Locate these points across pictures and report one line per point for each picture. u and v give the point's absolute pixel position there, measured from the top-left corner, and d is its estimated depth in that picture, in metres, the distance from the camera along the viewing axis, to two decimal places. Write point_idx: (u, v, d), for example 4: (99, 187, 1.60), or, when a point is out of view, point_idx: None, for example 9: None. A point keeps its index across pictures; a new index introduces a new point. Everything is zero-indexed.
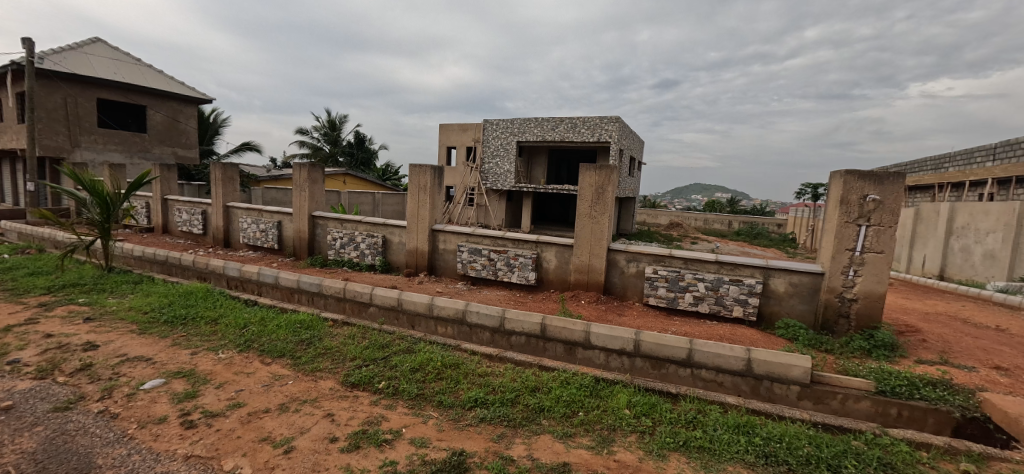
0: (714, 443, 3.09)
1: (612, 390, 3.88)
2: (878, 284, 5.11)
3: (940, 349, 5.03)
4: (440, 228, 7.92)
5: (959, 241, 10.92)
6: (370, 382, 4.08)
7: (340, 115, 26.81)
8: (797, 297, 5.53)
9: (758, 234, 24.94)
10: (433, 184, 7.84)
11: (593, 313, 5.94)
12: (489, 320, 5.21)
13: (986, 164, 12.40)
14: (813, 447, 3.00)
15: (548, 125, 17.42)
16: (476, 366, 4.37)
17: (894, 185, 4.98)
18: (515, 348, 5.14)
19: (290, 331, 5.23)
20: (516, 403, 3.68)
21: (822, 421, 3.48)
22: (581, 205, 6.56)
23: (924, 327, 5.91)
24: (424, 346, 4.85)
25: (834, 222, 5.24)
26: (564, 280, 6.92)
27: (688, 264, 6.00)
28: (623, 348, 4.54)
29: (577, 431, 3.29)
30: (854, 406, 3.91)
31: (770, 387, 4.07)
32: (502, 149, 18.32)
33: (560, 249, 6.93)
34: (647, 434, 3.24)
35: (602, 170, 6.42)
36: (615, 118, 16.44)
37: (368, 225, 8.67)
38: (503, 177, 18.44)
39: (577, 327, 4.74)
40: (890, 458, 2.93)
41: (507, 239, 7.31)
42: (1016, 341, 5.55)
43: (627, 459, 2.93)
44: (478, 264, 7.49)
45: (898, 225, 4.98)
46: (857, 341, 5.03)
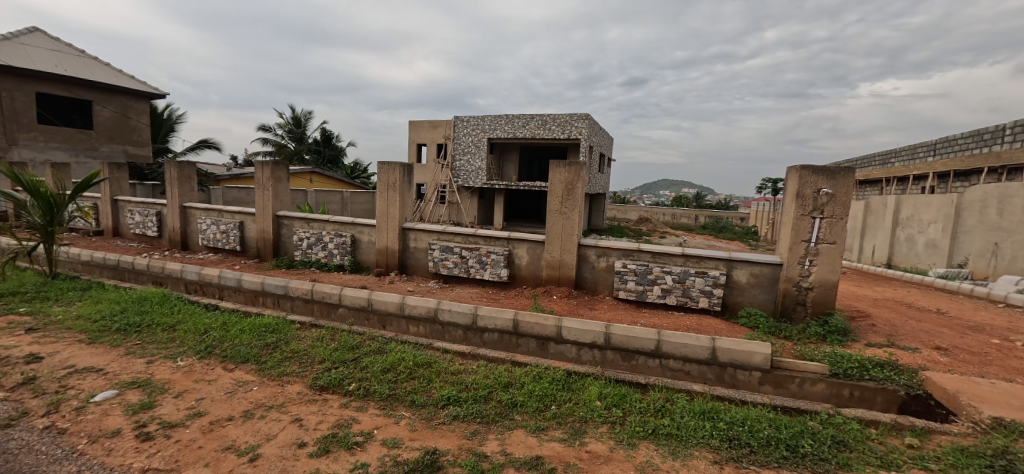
0: (682, 430, 3.18)
1: (584, 383, 3.95)
2: (832, 273, 5.38)
3: (887, 332, 5.37)
4: (410, 226, 7.80)
5: (905, 231, 11.65)
6: (340, 385, 3.99)
7: (305, 111, 26.01)
8: (758, 287, 5.76)
9: (723, 228, 25.86)
10: (402, 182, 7.72)
11: (565, 308, 6.02)
12: (461, 318, 5.20)
13: (927, 159, 13.29)
14: (773, 429, 3.15)
15: (518, 122, 17.42)
16: (449, 365, 4.34)
17: (845, 180, 5.25)
18: (488, 345, 5.14)
19: (255, 335, 5.04)
20: (489, 400, 3.68)
21: (782, 404, 3.64)
22: (551, 201, 6.60)
23: (873, 312, 6.29)
24: (396, 346, 4.78)
25: (791, 215, 5.49)
26: (536, 276, 6.96)
27: (656, 257, 6.15)
28: (594, 341, 4.63)
29: (550, 425, 3.32)
30: (810, 389, 4.12)
31: (733, 373, 4.25)
32: (473, 146, 18.20)
33: (531, 246, 6.96)
34: (617, 425, 3.31)
35: (572, 166, 6.48)
36: (584, 115, 16.62)
37: (336, 224, 8.45)
38: (475, 174, 18.36)
39: (549, 322, 4.80)
40: (842, 436, 3.10)
41: (478, 236, 7.28)
42: (954, 323, 5.99)
43: (599, 450, 2.98)
44: (450, 262, 7.44)
45: (849, 217, 5.27)
46: (813, 328, 5.30)
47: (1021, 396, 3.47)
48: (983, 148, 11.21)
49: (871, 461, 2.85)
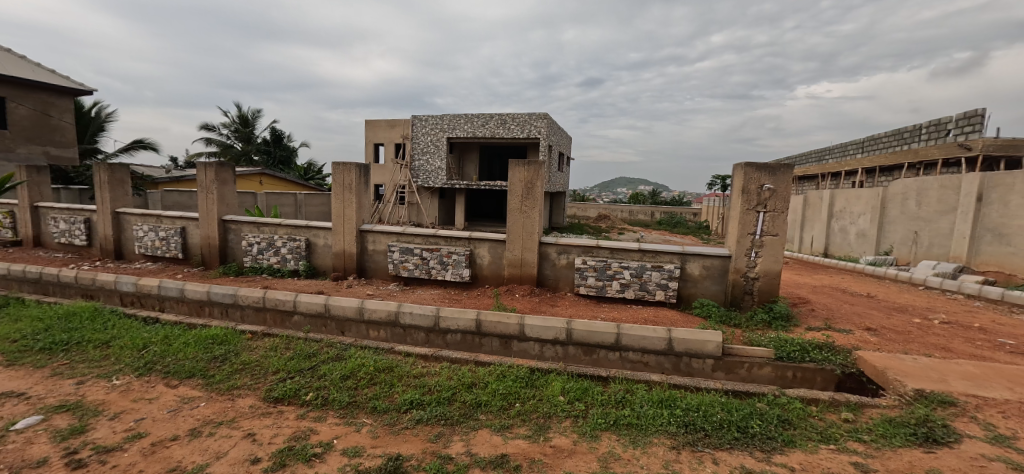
0: (641, 419, 3.29)
1: (547, 379, 3.99)
2: (775, 263, 5.73)
3: (824, 316, 5.79)
4: (368, 228, 7.60)
5: (839, 223, 12.59)
6: (296, 395, 3.83)
7: (252, 109, 24.73)
8: (710, 279, 6.04)
9: (678, 223, 26.95)
10: (358, 183, 7.50)
11: (527, 306, 6.07)
12: (423, 320, 5.13)
13: (857, 156, 14.43)
14: (725, 412, 3.31)
15: (478, 121, 17.33)
16: (411, 368, 4.27)
17: (784, 175, 5.59)
18: (451, 346, 5.11)
19: (201, 349, 4.74)
20: (452, 401, 3.65)
21: (733, 388, 3.83)
22: (511, 200, 6.63)
23: (813, 298, 6.77)
24: (356, 352, 4.65)
25: (737, 209, 5.79)
26: (498, 275, 6.96)
27: (614, 253, 6.32)
28: (556, 337, 4.71)
29: (514, 422, 3.34)
30: (758, 372, 4.38)
31: (689, 362, 4.44)
32: (432, 146, 17.94)
33: (492, 245, 6.96)
34: (580, 418, 3.38)
35: (531, 165, 6.53)
36: (543, 114, 16.78)
37: (288, 227, 8.09)
38: (435, 174, 18.13)
39: (512, 321, 4.83)
40: (786, 415, 3.31)
41: (439, 236, 7.19)
42: (882, 305, 6.54)
43: (562, 444, 3.03)
44: (410, 264, 7.30)
45: (788, 210, 5.62)
46: (760, 315, 5.63)
47: (938, 369, 3.84)
48: (904, 145, 12.28)
49: (812, 436, 3.05)
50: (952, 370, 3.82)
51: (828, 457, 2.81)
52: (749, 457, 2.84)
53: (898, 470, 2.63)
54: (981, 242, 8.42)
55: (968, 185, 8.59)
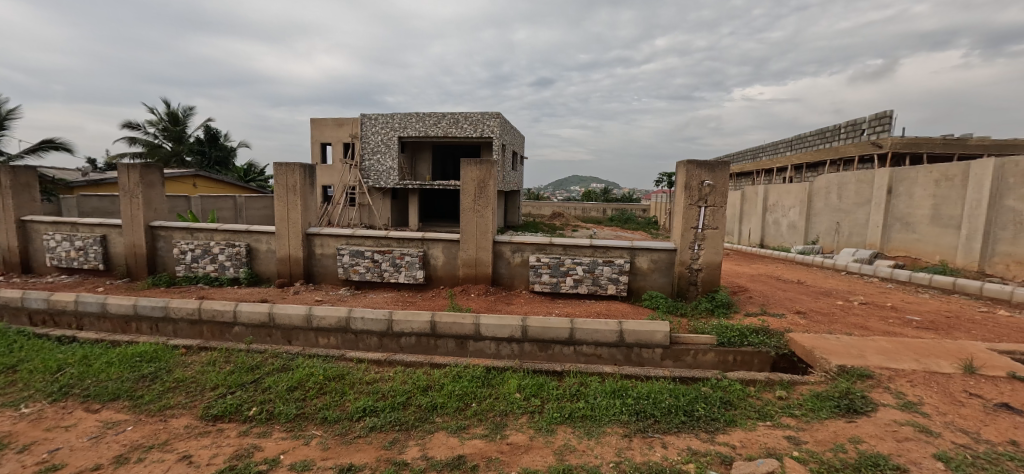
0: (595, 410, 3.38)
1: (503, 377, 4.00)
2: (716, 255, 6.07)
3: (761, 302, 6.21)
4: (315, 231, 7.27)
5: (772, 215, 13.55)
6: (238, 411, 3.60)
7: (183, 106, 22.97)
8: (657, 271, 6.30)
9: (628, 219, 27.91)
10: (303, 184, 7.16)
11: (483, 305, 6.06)
12: (375, 325, 5.00)
13: (786, 153, 15.59)
14: (673, 398, 3.47)
15: (429, 120, 17.05)
16: (363, 375, 4.13)
17: (723, 172, 5.92)
18: (406, 349, 5.02)
19: (127, 368, 4.34)
20: (407, 406, 3.57)
21: (680, 375, 4.02)
22: (464, 199, 6.58)
23: (751, 286, 7.24)
24: (303, 361, 4.43)
25: (681, 205, 6.06)
26: (453, 275, 6.89)
27: (567, 250, 6.44)
28: (512, 335, 4.75)
29: (471, 422, 3.32)
30: (703, 359, 4.62)
31: (639, 352, 4.61)
32: (383, 145, 17.44)
33: (446, 245, 6.87)
34: (536, 414, 3.41)
35: (483, 164, 6.50)
36: (495, 114, 16.78)
37: (226, 232, 7.58)
38: (386, 174, 17.65)
39: (467, 321, 4.81)
40: (728, 397, 3.52)
41: (390, 238, 7.02)
42: (810, 290, 7.11)
43: (519, 441, 3.04)
44: (361, 267, 7.07)
45: (727, 205, 5.96)
46: (703, 304, 5.94)
47: (857, 346, 4.22)
48: (827, 143, 13.39)
49: (751, 415, 3.26)
50: (869, 346, 4.21)
51: (765, 433, 3.02)
52: (695, 439, 2.98)
53: (825, 440, 2.86)
54: (892, 230, 9.34)
55: (880, 179, 9.50)
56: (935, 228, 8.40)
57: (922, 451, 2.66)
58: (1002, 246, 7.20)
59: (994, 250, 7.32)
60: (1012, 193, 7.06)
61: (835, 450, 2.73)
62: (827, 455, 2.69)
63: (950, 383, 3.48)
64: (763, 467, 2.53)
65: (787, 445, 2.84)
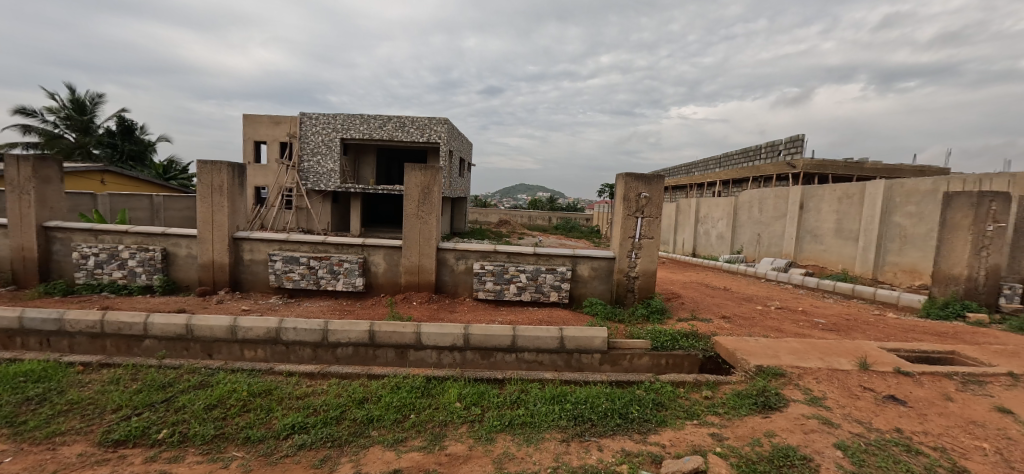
0: (535, 417, 3.41)
1: (443, 387, 3.93)
2: (652, 263, 6.39)
3: (691, 308, 6.62)
4: (243, 236, 6.77)
5: (703, 226, 14.53)
6: (145, 434, 3.24)
7: (92, 93, 20.63)
8: (597, 279, 6.51)
9: (573, 227, 28.67)
10: (231, 185, 6.66)
11: (425, 313, 5.94)
12: (309, 335, 4.74)
13: (715, 170, 16.83)
14: (609, 402, 3.59)
15: (374, 123, 16.54)
16: (293, 389, 3.89)
17: (658, 185, 6.26)
18: (343, 361, 4.80)
19: (7, 389, 3.77)
20: (341, 421, 3.40)
21: (616, 379, 4.16)
22: (408, 205, 6.43)
23: (683, 292, 7.69)
24: (225, 376, 4.09)
25: (620, 215, 6.32)
26: (394, 283, 6.70)
27: (511, 257, 6.49)
28: (454, 343, 4.71)
29: (409, 434, 3.23)
30: (638, 362, 4.83)
31: (579, 358, 4.75)
32: (323, 146, 16.66)
33: (388, 251, 6.67)
34: (476, 422, 3.38)
35: (427, 170, 6.39)
36: (443, 119, 16.62)
37: (139, 235, 6.86)
38: (326, 176, 16.87)
39: (407, 329, 4.70)
40: (661, 399, 3.69)
41: (328, 243, 6.70)
42: (735, 296, 7.68)
43: (458, 451, 3.00)
44: (296, 275, 6.68)
45: (661, 216, 6.31)
46: (640, 310, 6.23)
47: (772, 347, 4.61)
48: (750, 162, 14.62)
49: (680, 414, 3.45)
50: (782, 347, 4.61)
51: (692, 431, 3.20)
52: (629, 440, 3.10)
53: (744, 435, 3.09)
54: (803, 241, 10.34)
55: (794, 195, 10.52)
56: (838, 240, 9.39)
57: (824, 441, 2.94)
58: (891, 256, 8.19)
59: (885, 259, 8.29)
60: (899, 210, 8.07)
61: (752, 444, 2.95)
62: (745, 449, 2.90)
63: (848, 379, 3.90)
64: (689, 464, 2.68)
65: (711, 441, 3.03)
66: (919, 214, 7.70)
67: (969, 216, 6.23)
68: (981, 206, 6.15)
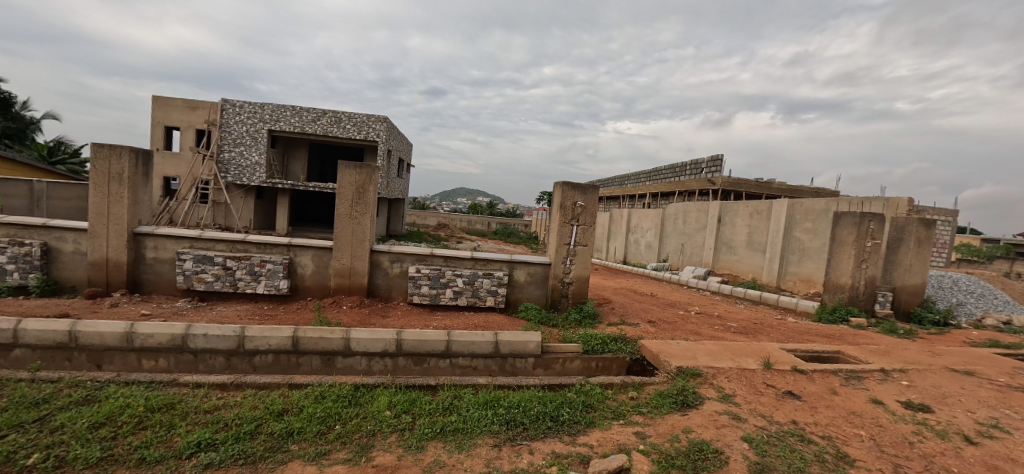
0: (467, 423, 3.38)
1: (372, 395, 3.77)
2: (585, 270, 6.61)
3: (621, 313, 6.94)
4: (145, 231, 6.06)
5: (634, 236, 15.35)
6: (8, 460, 2.76)
7: None
8: (533, 284, 6.61)
9: (511, 233, 28.95)
10: (133, 174, 5.95)
11: (355, 318, 5.67)
12: (222, 343, 4.35)
13: (646, 183, 17.91)
14: (541, 405, 3.65)
15: (307, 116, 15.61)
16: (201, 402, 3.53)
17: (593, 194, 6.51)
18: (261, 370, 4.45)
19: None
20: (256, 435, 3.14)
21: (548, 383, 4.24)
22: (340, 205, 6.13)
23: (614, 298, 8.04)
24: (118, 390, 3.62)
25: (557, 222, 6.48)
26: (322, 286, 6.33)
27: (448, 261, 6.41)
28: (386, 349, 4.56)
29: (333, 447, 3.05)
30: (570, 366, 4.98)
31: (513, 362, 4.82)
32: (247, 137, 15.41)
33: (316, 253, 6.30)
34: (406, 431, 3.28)
35: (363, 169, 6.13)
36: (383, 118, 16.10)
37: (11, 227, 5.90)
38: (249, 170, 15.62)
39: (335, 335, 4.48)
40: (590, 400, 3.83)
41: (249, 242, 6.20)
42: (660, 302, 8.18)
43: (386, 462, 2.88)
44: (209, 276, 6.10)
45: (595, 225, 6.56)
46: (573, 315, 6.42)
47: (691, 349, 4.96)
48: (676, 177, 15.72)
49: (608, 415, 3.59)
50: (700, 349, 4.97)
51: (618, 431, 3.34)
52: (559, 442, 3.17)
53: (664, 433, 3.27)
54: (720, 252, 11.27)
55: (713, 210, 11.46)
56: (749, 252, 10.35)
57: (734, 435, 3.20)
58: (792, 267, 9.16)
59: (787, 270, 9.26)
60: (799, 226, 9.05)
61: (671, 440, 3.14)
62: (665, 446, 3.08)
63: (754, 377, 4.29)
64: (614, 462, 2.78)
65: (635, 440, 3.19)
66: (815, 230, 8.70)
67: (853, 233, 7.15)
68: (863, 224, 7.08)
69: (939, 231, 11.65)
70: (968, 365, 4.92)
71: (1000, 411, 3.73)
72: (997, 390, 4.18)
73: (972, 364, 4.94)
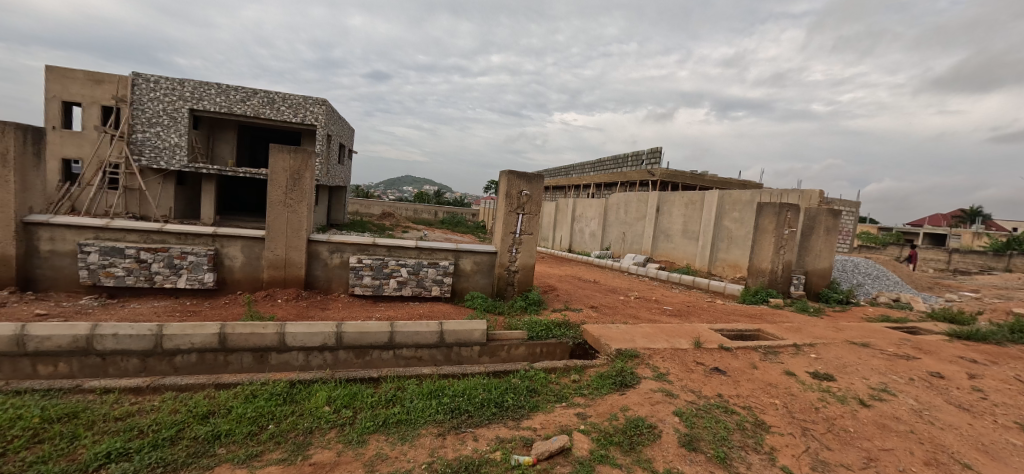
0: (411, 413, 3.34)
1: (310, 391, 3.61)
2: (530, 257, 6.69)
3: (565, 299, 7.14)
4: (38, 220, 5.34)
5: (579, 225, 15.77)
6: None
7: None
8: (479, 273, 6.61)
9: (459, 222, 28.70)
10: (20, 154, 5.19)
11: (291, 311, 5.39)
12: (135, 343, 3.96)
13: (590, 173, 18.42)
14: (486, 392, 3.68)
15: (235, 96, 14.41)
16: (110, 409, 3.21)
17: (538, 184, 6.59)
18: (183, 371, 4.11)
19: None
20: (177, 441, 2.90)
21: (493, 370, 4.28)
22: (273, 191, 5.74)
23: (559, 285, 8.24)
24: (7, 400, 3.19)
25: (502, 211, 6.50)
26: (254, 279, 5.93)
27: (391, 251, 6.24)
28: (325, 343, 4.38)
29: (265, 448, 2.89)
30: (515, 352, 5.06)
31: (459, 351, 4.82)
32: (164, 116, 13.96)
33: (246, 243, 5.87)
34: (347, 426, 3.18)
35: (298, 154, 5.77)
36: (321, 100, 15.23)
37: None
38: (167, 152, 14.18)
39: (268, 330, 4.24)
40: (534, 385, 3.91)
41: (166, 233, 5.65)
42: (602, 288, 8.49)
43: (324, 459, 2.78)
44: (119, 270, 5.50)
45: (540, 213, 6.65)
46: (518, 302, 6.51)
47: (630, 332, 5.21)
48: (619, 168, 16.32)
49: (551, 398, 3.70)
50: (637, 332, 5.23)
51: (561, 413, 3.45)
52: (503, 427, 3.21)
53: (604, 412, 3.43)
54: (658, 239, 11.86)
55: (652, 200, 12.01)
56: (684, 240, 10.98)
57: (666, 410, 3.41)
58: (721, 253, 9.84)
59: (717, 256, 9.94)
60: (728, 215, 9.73)
61: (610, 419, 3.29)
62: (604, 424, 3.22)
63: (686, 356, 4.59)
64: (556, 443, 2.87)
65: (576, 420, 3.31)
66: (741, 219, 9.40)
67: (773, 222, 7.81)
68: (782, 214, 7.75)
69: (845, 221, 13.02)
70: (865, 338, 5.57)
71: (888, 377, 4.27)
72: (886, 358, 4.78)
73: (868, 337, 5.60)
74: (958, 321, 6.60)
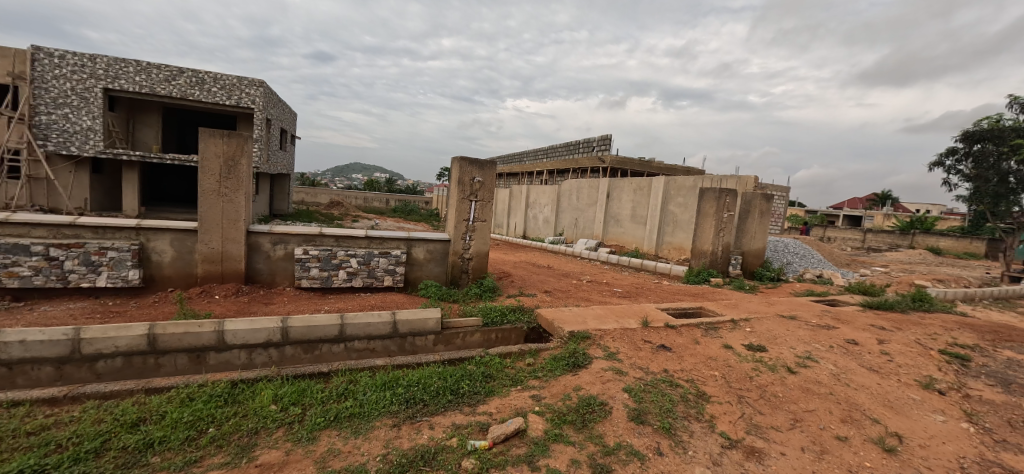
0: (364, 406, 3.27)
1: (254, 390, 3.44)
2: (484, 245, 6.68)
3: (519, 285, 7.22)
4: None
5: (532, 211, 15.91)
6: None
7: None
8: (433, 261, 6.52)
9: (412, 210, 28.09)
10: None
11: (231, 308, 5.07)
12: (49, 350, 3.59)
13: (543, 160, 18.60)
14: (442, 380, 3.68)
15: (157, 75, 13.13)
16: (19, 424, 2.89)
17: (490, 171, 6.54)
18: (107, 377, 3.77)
19: None
20: (103, 453, 2.68)
21: (449, 358, 4.27)
22: (204, 180, 5.33)
23: (514, 271, 8.31)
24: None
25: (455, 198, 6.42)
26: (187, 275, 5.51)
27: (339, 241, 6.01)
28: (269, 339, 4.17)
29: (205, 453, 2.73)
30: (470, 339, 5.08)
31: (413, 341, 4.76)
32: (73, 96, 12.52)
33: (176, 236, 5.43)
34: (296, 423, 3.06)
35: (232, 139, 5.37)
36: (258, 81, 14.24)
37: None
38: (79, 137, 12.74)
39: (205, 328, 3.97)
40: (490, 371, 3.95)
41: (81, 226, 5.11)
42: (555, 272, 8.66)
43: (272, 459, 2.67)
44: (24, 269, 4.92)
45: (493, 201, 6.62)
46: (473, 290, 6.49)
47: (582, 314, 5.37)
48: (571, 155, 16.59)
49: (507, 382, 3.76)
50: (589, 314, 5.40)
51: (516, 396, 3.52)
52: (459, 414, 3.23)
53: (558, 393, 3.52)
54: (609, 225, 12.21)
55: (603, 186, 12.32)
56: (633, 224, 11.38)
57: (617, 388, 3.56)
58: (667, 236, 10.31)
59: (663, 239, 10.40)
60: (673, 200, 10.18)
61: (563, 399, 3.39)
62: (558, 404, 3.32)
63: (635, 335, 4.80)
64: (511, 426, 2.93)
65: (531, 402, 3.38)
66: (685, 204, 9.87)
67: (714, 206, 8.29)
68: (721, 199, 8.23)
69: (776, 204, 14.03)
70: (793, 311, 6.08)
71: (812, 345, 4.70)
72: (811, 329, 5.25)
73: (795, 310, 6.11)
74: (870, 293, 7.35)
